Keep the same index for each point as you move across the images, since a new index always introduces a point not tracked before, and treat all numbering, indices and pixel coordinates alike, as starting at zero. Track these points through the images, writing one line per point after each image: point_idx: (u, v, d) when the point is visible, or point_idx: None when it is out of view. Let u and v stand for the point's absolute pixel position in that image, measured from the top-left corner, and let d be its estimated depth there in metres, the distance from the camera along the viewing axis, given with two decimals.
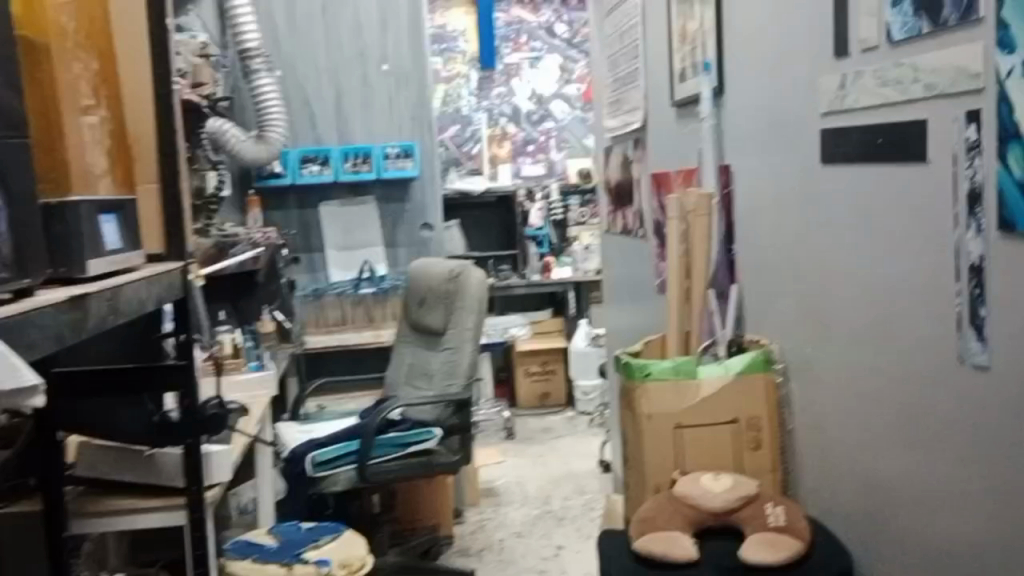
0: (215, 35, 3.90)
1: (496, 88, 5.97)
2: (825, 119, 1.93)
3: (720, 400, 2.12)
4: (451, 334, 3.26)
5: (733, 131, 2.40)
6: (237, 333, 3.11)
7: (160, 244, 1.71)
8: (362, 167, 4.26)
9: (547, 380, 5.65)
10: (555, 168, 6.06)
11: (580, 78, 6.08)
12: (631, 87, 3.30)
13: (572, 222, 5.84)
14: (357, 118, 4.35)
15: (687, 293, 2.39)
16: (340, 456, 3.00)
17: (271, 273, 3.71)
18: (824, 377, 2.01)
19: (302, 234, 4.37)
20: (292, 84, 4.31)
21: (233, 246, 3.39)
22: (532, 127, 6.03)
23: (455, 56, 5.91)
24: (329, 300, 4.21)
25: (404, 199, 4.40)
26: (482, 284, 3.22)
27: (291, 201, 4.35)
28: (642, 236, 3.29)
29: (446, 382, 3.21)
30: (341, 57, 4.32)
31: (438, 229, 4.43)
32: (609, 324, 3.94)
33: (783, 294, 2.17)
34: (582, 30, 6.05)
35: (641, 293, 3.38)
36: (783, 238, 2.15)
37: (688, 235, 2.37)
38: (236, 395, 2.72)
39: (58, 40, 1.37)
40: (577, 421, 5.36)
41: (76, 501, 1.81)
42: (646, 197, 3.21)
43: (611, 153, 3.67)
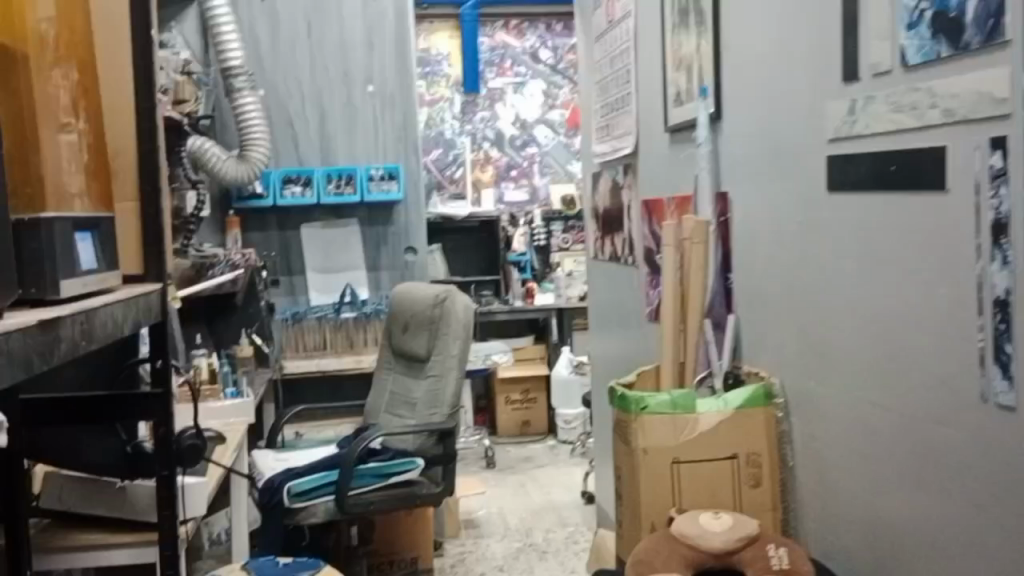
0: (198, 51, 3.81)
1: (479, 113, 5.91)
2: (831, 145, 1.87)
3: (719, 435, 2.04)
4: (435, 362, 3.17)
5: (731, 157, 2.34)
6: (213, 357, 3.02)
7: (138, 266, 1.62)
8: (346, 189, 4.18)
9: (528, 408, 5.55)
10: (538, 194, 6.00)
11: (564, 104, 6.03)
12: (621, 112, 3.23)
13: (555, 248, 5.83)
14: (341, 140, 4.27)
15: (682, 326, 2.33)
16: (317, 487, 2.90)
17: (248, 295, 3.58)
18: (827, 414, 1.95)
19: (282, 258, 4.26)
20: (275, 104, 4.22)
21: (212, 268, 3.28)
22: (515, 153, 5.97)
23: (438, 80, 5.86)
24: (307, 325, 4.11)
25: (387, 222, 4.31)
26: (470, 309, 3.13)
27: (271, 222, 4.24)
28: (632, 264, 3.22)
29: (429, 411, 3.12)
30: (324, 76, 4.25)
31: (421, 253, 4.34)
32: (595, 351, 3.87)
33: (783, 326, 2.11)
34: (566, 56, 6.01)
35: (630, 322, 3.31)
36: (783, 268, 2.09)
37: (688, 265, 2.32)
38: (213, 423, 2.61)
39: (37, 49, 1.29)
40: (559, 451, 5.27)
41: (41, 536, 1.70)
42: (635, 223, 3.15)
43: (599, 178, 3.61)
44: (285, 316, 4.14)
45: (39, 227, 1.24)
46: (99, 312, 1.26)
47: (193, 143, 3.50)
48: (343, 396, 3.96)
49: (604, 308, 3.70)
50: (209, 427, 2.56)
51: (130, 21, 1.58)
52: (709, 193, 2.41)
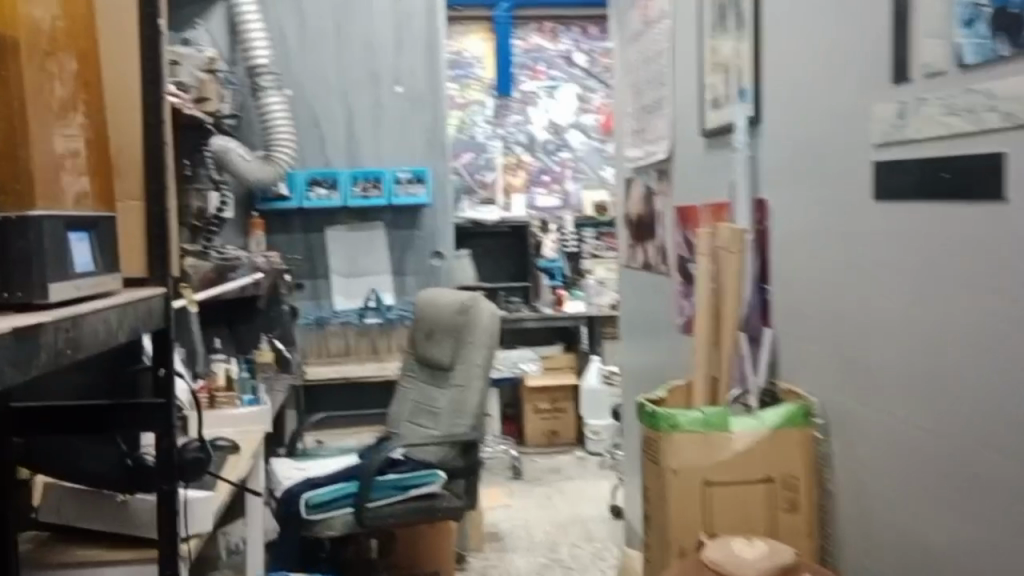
0: (224, 50, 3.74)
1: (512, 116, 5.82)
2: (878, 151, 1.75)
3: (754, 456, 1.93)
4: (459, 371, 3.07)
5: (770, 164, 2.22)
6: (233, 363, 2.97)
7: (142, 268, 1.54)
8: (372, 192, 4.09)
9: (556, 418, 5.43)
10: (570, 200, 5.89)
11: (598, 108, 5.93)
12: (655, 115, 3.13)
13: (587, 255, 5.71)
14: (368, 142, 4.19)
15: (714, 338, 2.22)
16: (337, 498, 2.81)
17: (272, 298, 3.53)
18: (868, 437, 1.83)
19: (307, 261, 4.18)
20: (301, 104, 4.15)
21: (234, 271, 3.22)
22: (547, 157, 5.87)
23: (470, 83, 5.78)
24: (331, 330, 4.15)
25: (413, 226, 4.23)
26: (496, 317, 3.05)
27: (296, 224, 4.17)
28: (664, 273, 3.11)
29: (452, 421, 3.03)
30: (353, 77, 4.18)
31: (447, 258, 4.27)
32: (625, 361, 3.76)
33: (823, 342, 1.99)
34: (601, 60, 5.91)
35: (661, 334, 3.20)
36: (824, 281, 1.98)
37: (722, 274, 2.20)
38: (227, 431, 2.53)
39: (30, 37, 1.21)
40: (587, 462, 5.16)
41: (38, 552, 1.63)
42: (668, 230, 3.04)
43: (632, 184, 3.50)
44: (308, 321, 4.13)
45: (27, 227, 1.16)
46: (89, 319, 1.17)
47: (216, 144, 3.41)
48: (369, 400, 3.87)
49: (635, 318, 3.58)
50: (224, 436, 2.47)
51: (137, 11, 1.50)
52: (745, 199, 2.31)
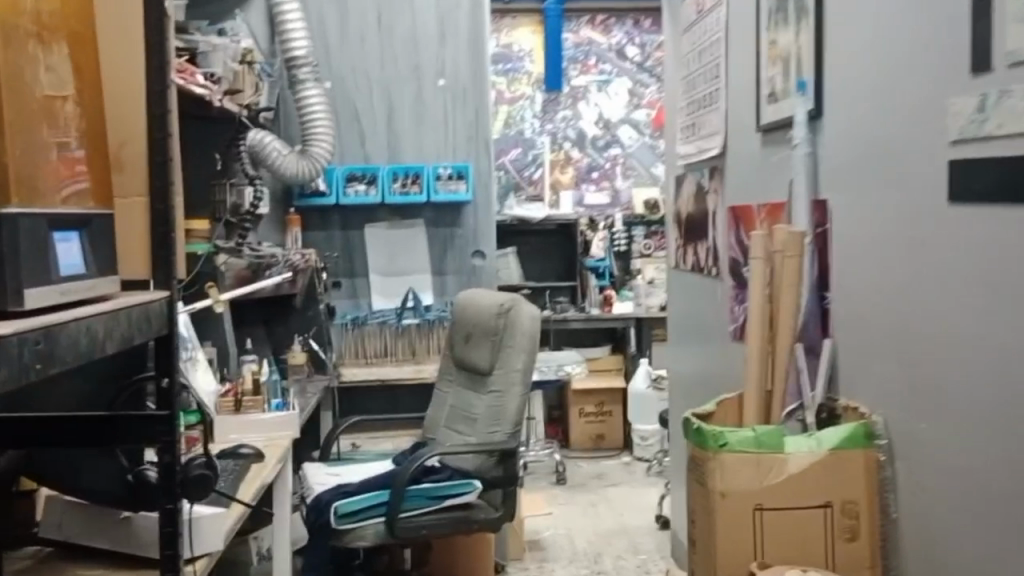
0: (262, 41, 3.64)
1: (561, 111, 5.68)
2: (953, 149, 1.58)
3: (811, 479, 1.77)
4: (498, 376, 2.93)
5: (832, 161, 2.06)
6: (264, 363, 2.88)
7: (146, 269, 1.44)
8: (412, 188, 3.98)
9: (603, 421, 5.28)
10: (619, 197, 5.72)
11: (650, 103, 5.75)
12: (708, 110, 2.97)
13: (636, 254, 5.51)
14: (409, 136, 4.08)
15: (771, 346, 2.06)
16: (370, 507, 2.70)
17: (308, 298, 3.39)
18: (935, 462, 1.66)
19: (344, 258, 4.09)
20: (341, 97, 4.05)
21: (269, 268, 3.13)
22: (597, 154, 5.72)
23: (520, 77, 5.65)
24: (369, 330, 3.97)
25: (455, 223, 4.10)
26: (536, 320, 2.90)
27: (335, 220, 4.08)
28: (715, 275, 2.95)
29: (489, 428, 2.90)
30: (395, 70, 4.06)
31: (490, 258, 4.11)
32: (674, 366, 3.60)
33: (886, 356, 1.83)
34: (655, 53, 5.73)
35: (712, 340, 3.04)
36: (890, 289, 1.81)
37: (777, 279, 2.05)
38: (253, 436, 2.43)
39: (11, 16, 1.09)
40: (634, 468, 5.00)
41: (37, 568, 1.53)
42: (720, 231, 2.88)
43: (683, 182, 3.34)
44: (344, 321, 3.97)
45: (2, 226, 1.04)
46: (70, 325, 1.06)
47: (251, 139, 3.30)
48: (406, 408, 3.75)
49: (685, 323, 3.42)
50: (248, 443, 2.36)
51: None
52: (798, 200, 2.13)
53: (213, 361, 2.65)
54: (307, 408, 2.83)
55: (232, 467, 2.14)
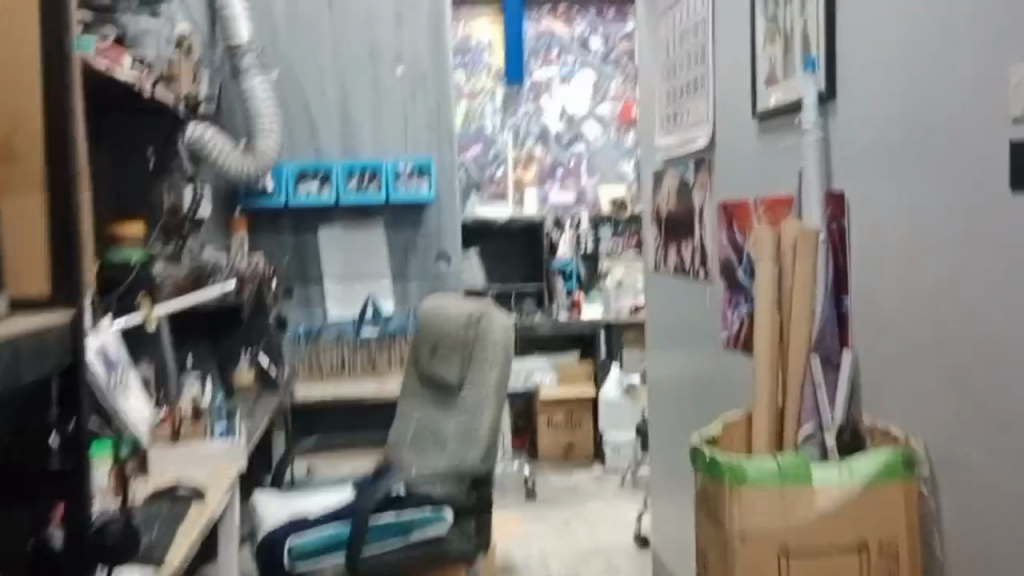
0: (203, 28, 3.33)
1: (523, 107, 5.42)
2: (1015, 127, 1.34)
3: (844, 515, 1.52)
4: (468, 392, 2.66)
5: (848, 148, 1.82)
6: (207, 384, 2.61)
7: (43, 285, 1.39)
8: (369, 185, 3.69)
9: (572, 431, 5.03)
10: (585, 196, 5.48)
11: (616, 97, 5.50)
12: (692, 97, 2.73)
13: (604, 255, 5.29)
14: (365, 131, 3.80)
15: (781, 357, 1.79)
16: (326, 546, 2.41)
17: (256, 309, 3.11)
18: (997, 495, 1.41)
19: (297, 263, 3.80)
20: (291, 90, 3.76)
21: (212, 276, 2.87)
22: (561, 150, 5.47)
23: (479, 71, 5.37)
24: (323, 344, 3.64)
25: (417, 228, 3.84)
26: (508, 327, 2.63)
27: (285, 224, 3.79)
28: (704, 277, 2.71)
29: (459, 450, 2.62)
30: (348, 58, 3.78)
31: (456, 262, 3.84)
32: (657, 374, 3.37)
33: (925, 366, 1.59)
34: (620, 45, 5.49)
35: (702, 348, 2.79)
36: (930, 293, 1.56)
37: (786, 281, 1.79)
38: (193, 470, 2.13)
39: None
40: (606, 480, 4.75)
41: None
42: (707, 228, 2.64)
43: (663, 177, 3.09)
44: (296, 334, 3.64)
45: None
46: None
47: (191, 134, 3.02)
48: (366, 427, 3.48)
49: (669, 329, 3.17)
50: (187, 479, 2.07)
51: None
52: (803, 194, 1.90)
53: (147, 384, 2.35)
54: (257, 432, 2.54)
55: (170, 511, 1.85)
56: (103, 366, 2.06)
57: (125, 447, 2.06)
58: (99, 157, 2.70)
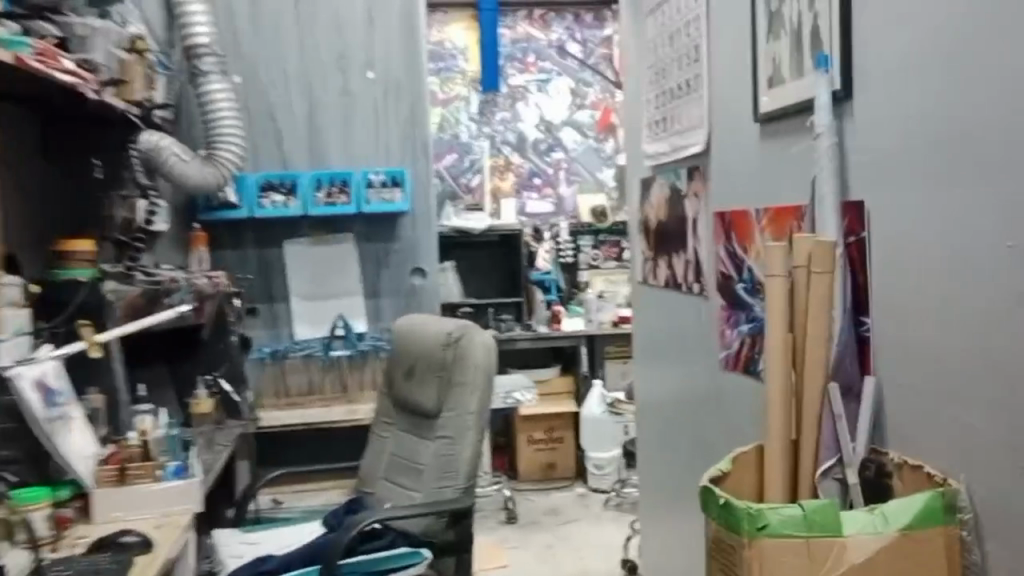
0: (159, 31, 3.14)
1: (499, 113, 5.24)
2: None
3: (878, 570, 1.32)
4: (446, 420, 2.46)
5: (869, 153, 1.64)
6: (161, 415, 2.41)
7: None
8: (339, 198, 3.48)
9: (552, 449, 4.83)
10: (564, 205, 5.30)
11: (594, 103, 5.34)
12: (685, 101, 2.54)
13: (584, 265, 5.14)
14: (334, 138, 3.60)
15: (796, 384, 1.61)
16: None
17: (217, 328, 2.91)
18: None
19: (261, 280, 3.58)
20: (254, 94, 3.55)
21: (170, 297, 2.66)
22: (539, 158, 5.29)
23: (453, 76, 5.18)
24: (290, 365, 3.45)
25: (390, 239, 3.64)
26: (490, 348, 2.43)
27: (249, 238, 3.57)
28: (698, 292, 2.53)
29: (437, 483, 2.41)
30: (316, 61, 3.58)
31: (432, 275, 3.67)
32: (645, 392, 3.19)
33: (960, 394, 1.42)
34: (598, 50, 5.32)
35: (696, 367, 2.61)
36: (975, 316, 1.37)
37: (799, 300, 1.60)
38: (138, 518, 1.91)
39: None
40: (590, 500, 4.56)
41: None
42: (703, 240, 2.46)
43: (651, 185, 2.91)
44: (262, 355, 3.43)
45: None
46: None
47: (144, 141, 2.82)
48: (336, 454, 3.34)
49: (659, 345, 2.99)
50: (134, 527, 1.85)
51: None
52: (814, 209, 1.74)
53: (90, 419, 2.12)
54: (215, 465, 2.35)
55: (110, 567, 1.64)
56: (39, 402, 1.84)
57: (65, 489, 1.90)
58: (36, 162, 2.49)
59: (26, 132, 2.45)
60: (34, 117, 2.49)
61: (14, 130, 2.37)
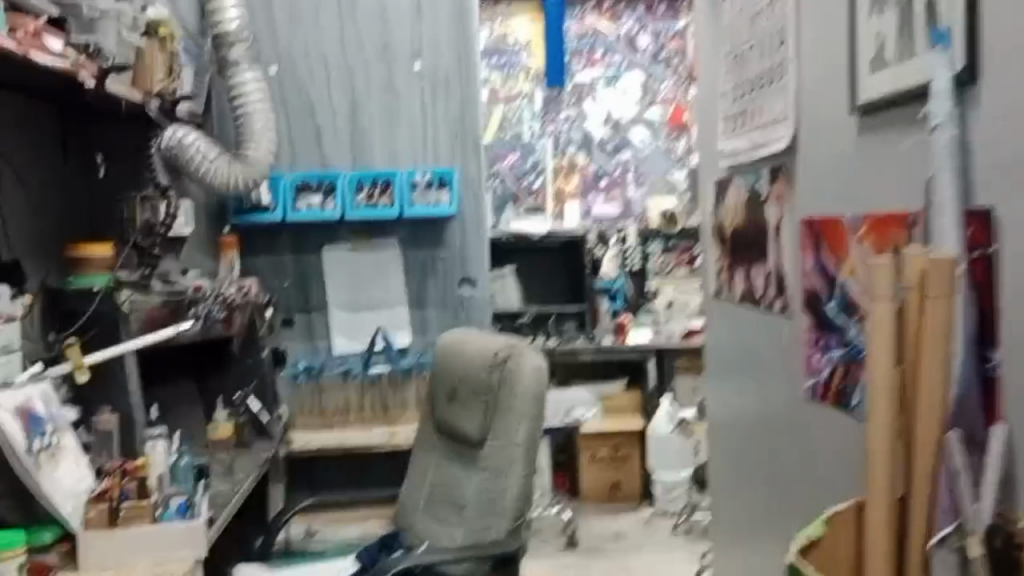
0: (192, 23, 3.00)
1: (564, 111, 4.95)
2: None
3: None
4: (492, 450, 2.20)
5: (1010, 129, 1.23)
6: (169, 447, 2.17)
7: None
8: (380, 200, 3.24)
9: (617, 468, 4.54)
10: (632, 208, 5.00)
11: (666, 100, 5.02)
12: (766, 92, 2.23)
13: (653, 272, 4.82)
14: (377, 135, 3.37)
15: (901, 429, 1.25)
16: None
17: (247, 341, 2.74)
18: None
19: (298, 289, 3.38)
20: (291, 88, 3.34)
21: (193, 309, 2.45)
22: (605, 159, 4.99)
23: (516, 74, 4.90)
24: (328, 382, 3.21)
25: (437, 244, 3.40)
26: (540, 374, 2.15)
27: (284, 242, 3.37)
28: (779, 309, 2.21)
29: (482, 522, 2.17)
30: (358, 54, 3.35)
31: (482, 285, 3.40)
32: (716, 414, 2.89)
33: None
34: (671, 43, 5.01)
35: (775, 394, 2.30)
36: None
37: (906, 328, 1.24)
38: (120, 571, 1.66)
39: None
40: (656, 526, 4.25)
41: None
42: (785, 251, 2.15)
43: (726, 186, 2.60)
44: (296, 372, 3.20)
45: None
46: None
47: (168, 139, 2.68)
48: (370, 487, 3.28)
49: (733, 363, 2.68)
50: None
51: None
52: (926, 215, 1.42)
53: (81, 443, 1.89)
54: (230, 500, 2.10)
55: None
56: (22, 433, 1.62)
57: (48, 532, 1.68)
58: (51, 157, 2.36)
59: (35, 126, 2.28)
60: (51, 110, 2.36)
61: (25, 122, 2.23)
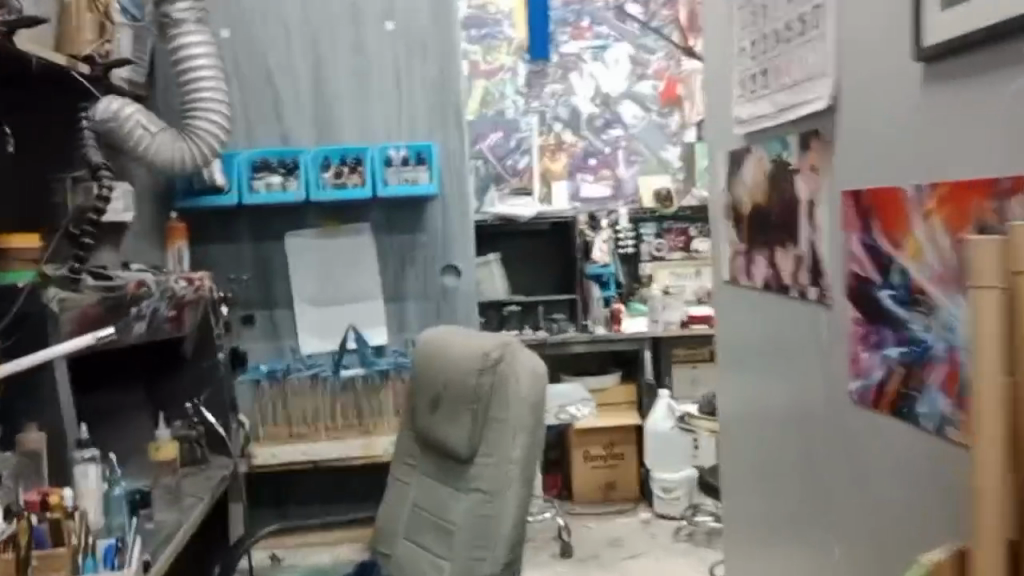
0: None
1: (549, 85, 4.63)
2: None
3: None
4: (484, 469, 1.92)
5: None
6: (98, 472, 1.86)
7: None
8: (350, 178, 2.93)
9: (612, 467, 4.25)
10: (623, 189, 4.66)
11: (658, 73, 4.70)
12: (793, 44, 1.93)
13: (646, 257, 4.48)
14: (345, 105, 3.05)
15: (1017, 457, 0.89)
16: None
17: (201, 343, 2.45)
18: None
19: (259, 282, 3.06)
20: (249, 53, 3.02)
21: (139, 305, 2.14)
22: (594, 136, 4.67)
23: (497, 45, 4.59)
24: (294, 386, 2.89)
25: (415, 229, 3.08)
26: (537, 378, 1.89)
27: (243, 228, 3.05)
28: (812, 296, 1.92)
29: (472, 553, 1.89)
30: (324, 14, 3.02)
31: (467, 273, 3.10)
32: (732, 414, 2.58)
33: None
34: (662, 12, 4.70)
35: (810, 394, 1.99)
36: None
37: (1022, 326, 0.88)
38: None
39: None
40: (655, 530, 3.94)
41: None
42: (816, 231, 1.87)
43: (742, 158, 2.29)
44: (257, 376, 2.88)
45: None
46: None
47: (103, 111, 2.39)
48: (346, 500, 2.98)
49: (751, 356, 2.38)
50: None
51: None
52: None
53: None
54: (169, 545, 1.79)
55: None
56: None
57: None
58: None
59: None
60: None
61: None
